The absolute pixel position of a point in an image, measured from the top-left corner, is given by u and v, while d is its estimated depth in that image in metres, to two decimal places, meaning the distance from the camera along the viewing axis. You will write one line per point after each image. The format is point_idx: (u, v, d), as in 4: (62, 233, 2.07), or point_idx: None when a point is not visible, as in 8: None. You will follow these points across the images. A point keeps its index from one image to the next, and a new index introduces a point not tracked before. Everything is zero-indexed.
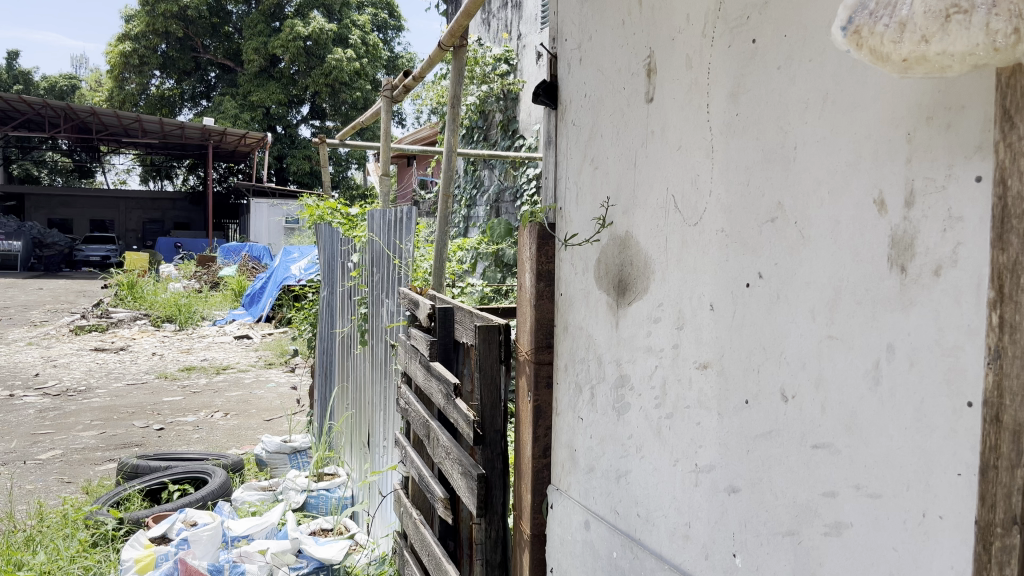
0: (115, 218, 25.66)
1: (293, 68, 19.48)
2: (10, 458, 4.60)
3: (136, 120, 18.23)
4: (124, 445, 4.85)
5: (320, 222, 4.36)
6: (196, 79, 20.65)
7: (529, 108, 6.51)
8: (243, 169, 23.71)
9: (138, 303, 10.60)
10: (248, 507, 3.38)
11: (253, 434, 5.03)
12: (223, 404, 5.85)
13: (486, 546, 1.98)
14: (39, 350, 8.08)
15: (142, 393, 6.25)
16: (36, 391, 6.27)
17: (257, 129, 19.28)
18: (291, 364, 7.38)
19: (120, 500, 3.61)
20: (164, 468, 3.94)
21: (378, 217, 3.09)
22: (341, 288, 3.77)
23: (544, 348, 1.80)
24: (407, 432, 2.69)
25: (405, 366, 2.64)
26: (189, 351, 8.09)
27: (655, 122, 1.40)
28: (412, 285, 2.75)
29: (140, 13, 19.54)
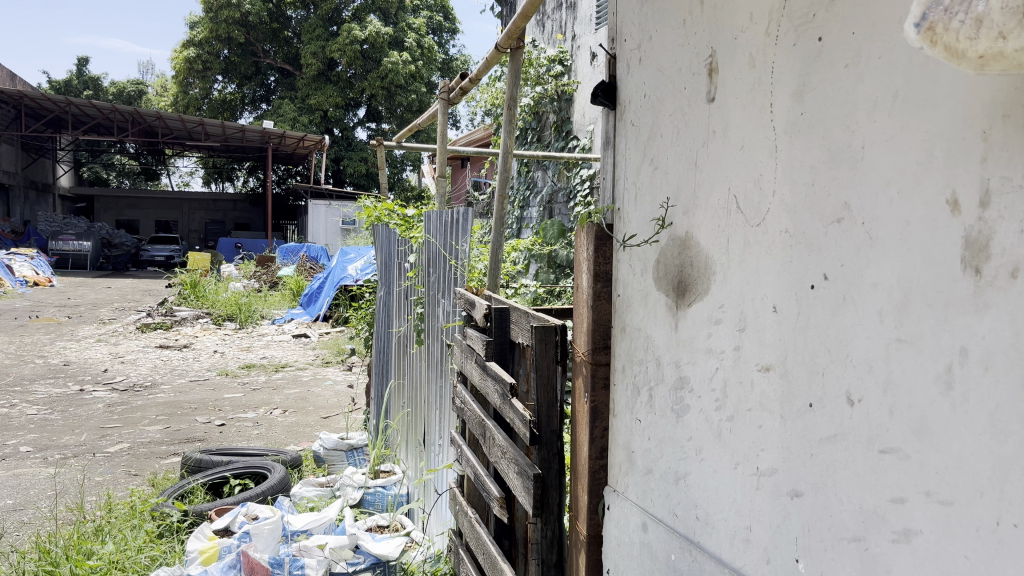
0: (179, 219, 26.68)
1: (349, 72, 19.79)
2: (81, 450, 4.78)
3: (200, 123, 18.76)
4: (187, 440, 4.99)
5: (377, 223, 4.40)
6: (257, 83, 21.10)
7: (584, 108, 6.50)
8: (301, 171, 24.17)
9: (201, 301, 10.89)
10: (306, 503, 3.43)
11: (310, 431, 5.12)
12: (282, 401, 5.98)
13: (542, 546, 1.99)
14: (108, 347, 8.38)
15: (204, 390, 6.42)
16: (105, 386, 6.49)
17: (314, 131, 19.68)
18: (348, 362, 7.49)
19: (184, 493, 3.72)
20: (226, 463, 4.04)
21: (435, 218, 3.12)
22: (398, 288, 3.81)
23: (600, 349, 1.80)
24: (463, 431, 2.71)
25: (461, 365, 2.66)
26: (249, 349, 8.27)
27: (716, 121, 1.39)
28: (468, 285, 2.77)
29: (203, 20, 20.04)
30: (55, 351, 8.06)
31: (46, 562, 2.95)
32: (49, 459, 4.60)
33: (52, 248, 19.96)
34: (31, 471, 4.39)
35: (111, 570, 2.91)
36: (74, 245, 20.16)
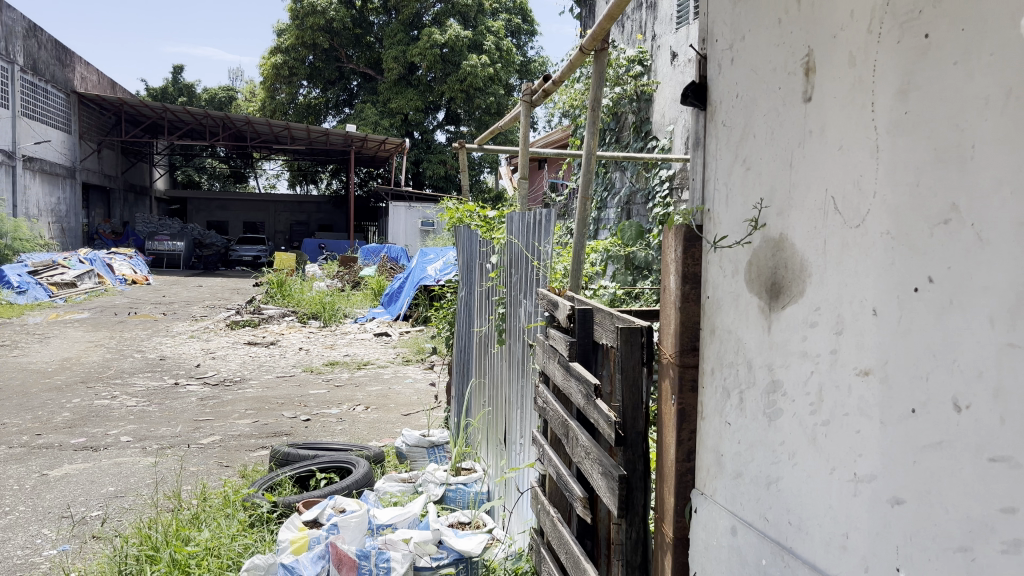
0: (266, 220, 27.66)
1: (429, 75, 20.08)
2: (177, 441, 5.00)
3: (286, 127, 19.36)
4: (274, 433, 5.17)
5: (459, 224, 4.45)
6: (340, 88, 21.66)
7: (665, 109, 6.45)
8: (382, 174, 24.69)
9: (287, 300, 11.22)
10: (388, 498, 3.49)
11: (392, 428, 5.23)
12: (364, 398, 6.13)
13: (626, 547, 1.99)
14: (201, 343, 8.73)
15: (290, 386, 6.63)
16: (197, 381, 6.77)
17: (395, 135, 20.08)
18: (428, 360, 7.61)
19: (272, 485, 3.85)
20: (313, 456, 4.16)
21: (517, 219, 3.15)
22: (480, 288, 3.84)
23: (688, 350, 1.79)
24: (544, 431, 2.73)
25: (543, 365, 2.68)
26: (333, 347, 8.50)
27: (814, 121, 1.37)
28: (550, 287, 2.79)
29: (290, 27, 20.63)
30: (152, 346, 8.46)
31: (148, 547, 3.11)
32: (147, 449, 4.83)
33: (148, 248, 20.93)
34: (132, 460, 4.62)
35: (207, 556, 3.04)
36: (169, 245, 21.09)
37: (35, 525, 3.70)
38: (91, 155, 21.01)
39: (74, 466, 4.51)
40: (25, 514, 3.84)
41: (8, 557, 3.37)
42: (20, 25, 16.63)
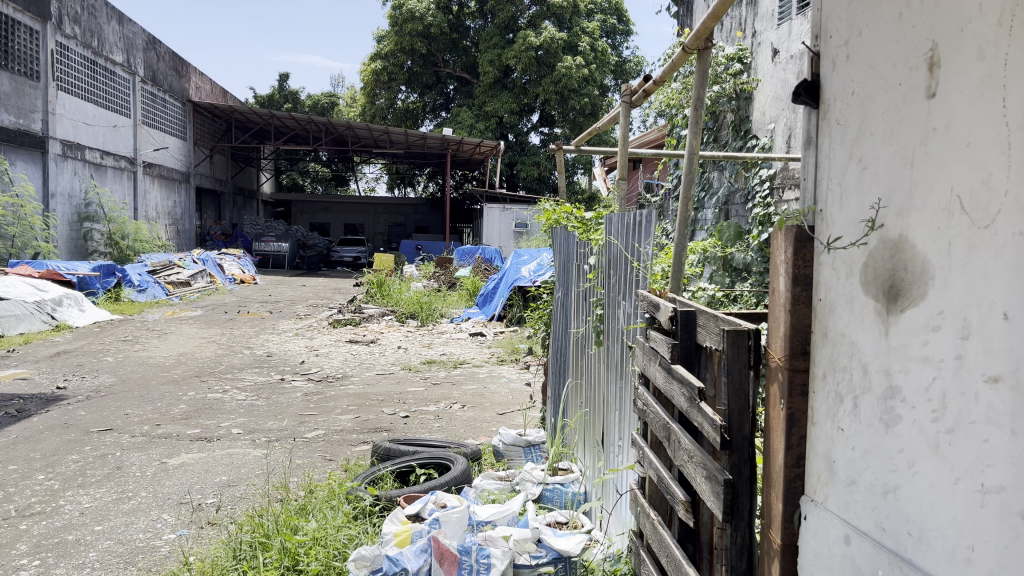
0: (365, 222, 28.58)
1: (524, 78, 20.20)
2: (284, 434, 5.21)
3: (385, 131, 19.86)
4: (376, 429, 5.32)
5: (557, 226, 4.46)
6: (437, 92, 22.03)
7: (765, 107, 6.32)
8: (477, 176, 25.01)
9: (385, 299, 11.50)
10: (488, 495, 3.51)
11: (488, 426, 5.30)
12: (460, 396, 6.23)
13: (732, 552, 1.97)
14: (305, 340, 9.06)
15: (389, 383, 6.80)
16: (302, 377, 7.03)
17: (491, 137, 20.30)
18: (522, 360, 7.67)
19: (374, 479, 3.97)
20: (413, 453, 4.26)
21: (617, 220, 3.14)
22: (578, 289, 3.84)
23: (799, 354, 1.75)
24: (644, 433, 2.71)
25: (643, 367, 2.66)
26: (430, 346, 8.67)
27: (937, 118, 1.32)
28: (651, 288, 2.77)
29: (390, 33, 21.09)
30: (260, 343, 8.83)
31: (261, 535, 3.26)
32: (257, 442, 5.05)
33: (255, 249, 21.92)
34: (242, 452, 4.83)
35: (315, 545, 3.16)
36: (274, 246, 21.97)
37: (157, 511, 3.93)
38: (205, 161, 22.13)
39: (190, 455, 4.76)
40: (147, 500, 4.08)
41: (132, 540, 3.59)
42: (140, 38, 17.65)
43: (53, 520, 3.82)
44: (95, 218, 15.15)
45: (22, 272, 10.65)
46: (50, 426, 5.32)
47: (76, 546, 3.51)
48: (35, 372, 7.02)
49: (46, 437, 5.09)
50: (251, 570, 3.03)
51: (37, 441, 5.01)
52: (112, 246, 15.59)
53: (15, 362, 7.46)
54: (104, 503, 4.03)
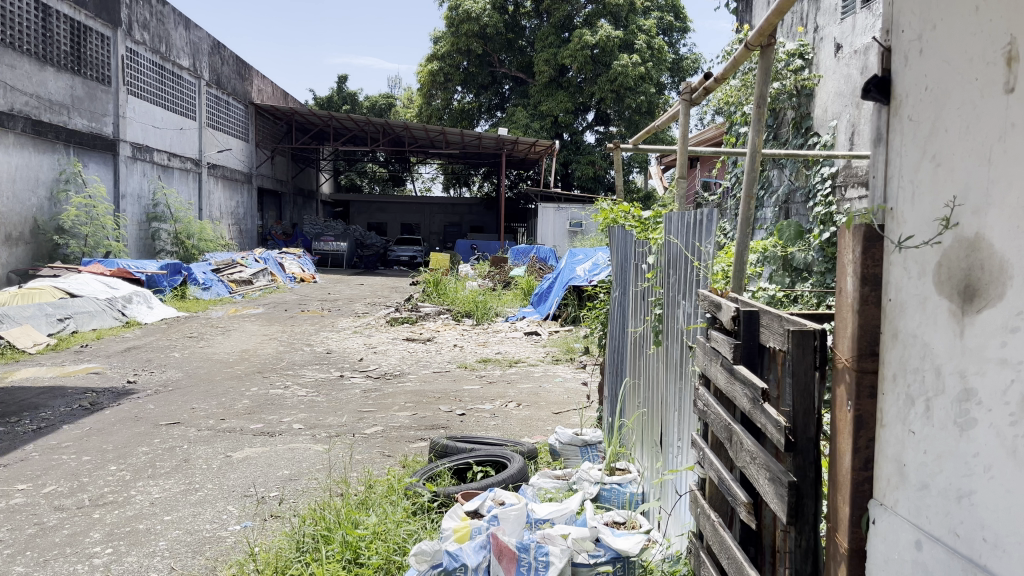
0: (421, 222, 28.84)
1: (580, 77, 20.14)
2: (344, 430, 5.30)
3: (442, 131, 20.03)
4: (433, 426, 5.38)
5: (614, 226, 4.45)
6: (492, 92, 22.19)
7: (826, 103, 6.19)
8: (532, 176, 25.05)
9: (441, 298, 11.60)
10: (544, 493, 3.51)
11: (544, 425, 5.31)
12: (516, 395, 6.25)
13: (796, 555, 1.94)
14: (363, 338, 9.21)
15: (445, 381, 6.87)
16: (361, 373, 7.15)
17: (546, 136, 20.34)
18: (577, 360, 7.67)
19: (433, 475, 4.01)
20: (470, 450, 4.30)
21: (677, 219, 3.12)
22: (635, 289, 3.82)
23: (867, 355, 1.71)
24: (704, 433, 2.69)
25: (704, 368, 2.64)
26: (485, 344, 8.73)
27: (1016, 116, 1.29)
28: (712, 288, 2.74)
29: (446, 34, 21.25)
30: (320, 340, 9.00)
31: (323, 527, 3.33)
32: (318, 437, 5.15)
33: (315, 248, 22.35)
34: (304, 446, 4.94)
35: (376, 539, 3.22)
36: (333, 246, 22.37)
37: (223, 502, 4.04)
38: (266, 162, 22.67)
39: (254, 449, 4.88)
40: (214, 491, 4.20)
41: (200, 530, 3.70)
42: (205, 43, 18.17)
43: (125, 510, 3.96)
44: (163, 218, 15.63)
45: (94, 270, 11.07)
46: (122, 419, 5.52)
47: (147, 535, 3.64)
48: (107, 366, 7.28)
49: (118, 429, 5.28)
50: (315, 561, 3.10)
51: (110, 433, 5.20)
52: (178, 246, 16.04)
53: (88, 356, 7.76)
54: (174, 493, 4.17)
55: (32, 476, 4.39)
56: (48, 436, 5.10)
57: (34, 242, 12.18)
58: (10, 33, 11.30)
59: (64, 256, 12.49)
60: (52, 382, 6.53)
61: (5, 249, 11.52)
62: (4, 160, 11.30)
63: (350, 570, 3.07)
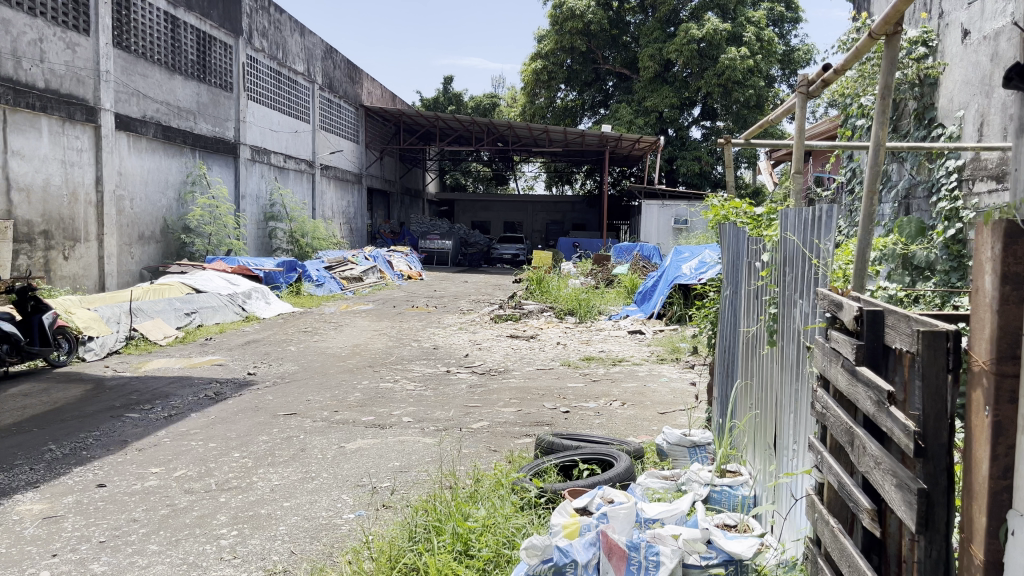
0: (524, 220, 29.02)
1: (686, 71, 19.77)
2: (450, 424, 5.42)
3: (545, 130, 20.06)
4: (538, 423, 5.42)
5: (724, 222, 4.36)
6: (596, 89, 22.10)
7: (952, 93, 5.87)
8: (635, 173, 24.82)
9: (544, 295, 11.65)
10: (653, 492, 3.47)
11: (650, 424, 5.27)
12: (621, 394, 6.22)
13: (925, 566, 1.85)
14: (468, 334, 9.36)
15: (550, 378, 6.90)
16: (466, 369, 7.28)
17: (650, 133, 20.13)
18: (683, 359, 7.54)
19: (539, 472, 4.04)
20: (576, 447, 4.32)
21: (795, 215, 3.03)
22: (748, 288, 3.73)
23: (1008, 359, 1.62)
24: (822, 437, 2.61)
25: (822, 369, 2.56)
26: (589, 343, 8.71)
27: None
28: (832, 286, 2.65)
29: (550, 32, 21.29)
30: (426, 336, 9.21)
31: (435, 518, 3.41)
32: (426, 430, 5.28)
33: (421, 246, 22.86)
34: (413, 439, 5.07)
35: (486, 532, 3.29)
36: (438, 244, 22.82)
37: (338, 491, 4.20)
38: (375, 163, 23.39)
39: (366, 440, 5.05)
40: (329, 480, 4.37)
41: (316, 516, 3.86)
42: (319, 48, 18.92)
43: (248, 495, 4.17)
44: (279, 218, 16.32)
45: (217, 267, 11.68)
46: (244, 408, 5.82)
47: (268, 520, 3.83)
48: (229, 358, 7.68)
49: (240, 419, 5.57)
50: (427, 551, 3.18)
51: (233, 421, 5.49)
52: (293, 245, 16.68)
53: (212, 349, 8.20)
54: (292, 481, 4.36)
55: (165, 460, 4.68)
56: (179, 423, 5.43)
57: (164, 240, 12.93)
58: (142, 44, 12.06)
59: (190, 254, 13.22)
60: (181, 373, 6.94)
61: (138, 248, 12.28)
62: (138, 163, 12.07)
63: (461, 561, 3.14)
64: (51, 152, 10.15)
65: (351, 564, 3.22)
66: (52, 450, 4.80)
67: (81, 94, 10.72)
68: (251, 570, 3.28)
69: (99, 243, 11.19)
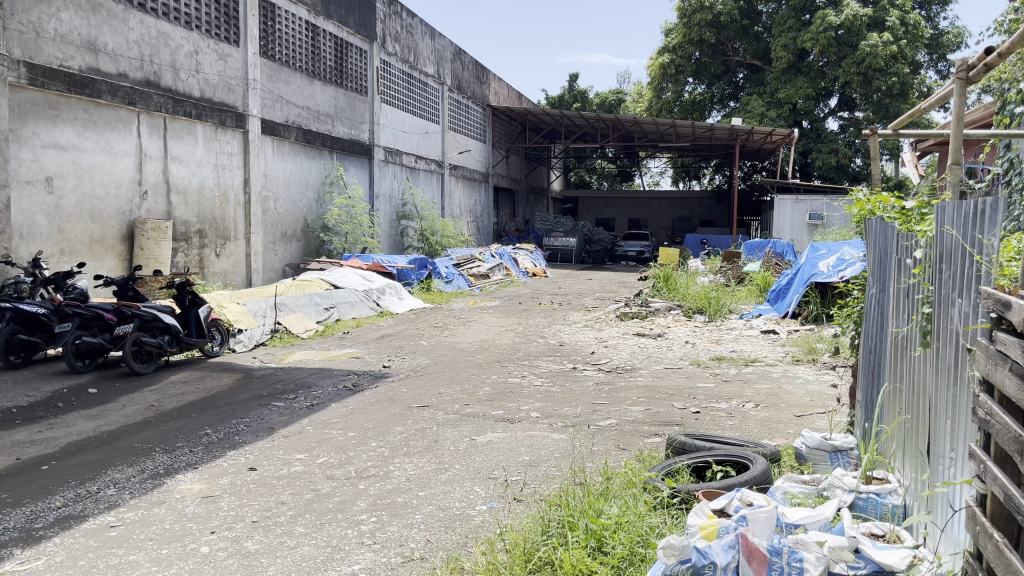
0: (650, 217, 28.64)
1: (822, 60, 18.94)
2: (578, 421, 5.43)
3: (672, 125, 19.72)
4: (667, 422, 5.35)
5: (869, 218, 4.15)
6: (725, 82, 21.58)
7: None
8: (767, 167, 24.01)
9: (672, 294, 11.45)
10: (792, 497, 3.35)
11: (785, 427, 5.09)
12: (753, 395, 6.04)
13: None
14: (594, 332, 9.33)
15: (679, 377, 6.78)
16: (593, 367, 7.26)
17: (783, 126, 19.42)
18: (821, 362, 7.23)
19: (671, 471, 3.98)
20: (709, 449, 4.23)
21: (954, 209, 2.84)
22: (899, 286, 3.54)
23: None
24: (986, 446, 2.43)
25: (986, 372, 2.39)
26: (719, 342, 8.49)
27: None
28: (998, 285, 2.47)
29: (678, 25, 20.91)
30: (553, 333, 9.25)
31: (567, 514, 3.43)
32: (555, 426, 5.31)
33: (545, 244, 22.98)
34: (542, 435, 5.11)
35: (619, 529, 3.28)
36: (563, 241, 22.84)
37: (469, 483, 4.28)
38: (501, 162, 23.72)
39: (496, 434, 5.13)
40: (461, 472, 4.47)
41: (450, 507, 3.96)
42: (448, 51, 19.41)
43: (385, 483, 4.33)
44: (410, 217, 16.85)
45: (353, 264, 12.18)
46: (379, 400, 6.04)
47: (405, 508, 3.95)
48: (365, 352, 8.00)
49: (376, 409, 5.78)
50: (561, 546, 3.20)
51: (369, 412, 5.71)
52: (424, 243, 17.16)
53: (349, 342, 8.57)
54: (427, 471, 4.49)
55: (308, 447, 4.93)
56: (320, 412, 5.70)
57: (305, 239, 13.58)
58: (286, 53, 12.73)
59: (329, 252, 13.85)
60: (320, 364, 7.30)
61: (282, 246, 12.97)
62: (281, 167, 12.73)
63: (594, 558, 3.14)
64: (205, 156, 10.88)
65: (486, 554, 3.29)
66: (208, 435, 5.15)
67: (232, 102, 11.42)
68: (390, 556, 3.40)
69: (246, 241, 11.90)
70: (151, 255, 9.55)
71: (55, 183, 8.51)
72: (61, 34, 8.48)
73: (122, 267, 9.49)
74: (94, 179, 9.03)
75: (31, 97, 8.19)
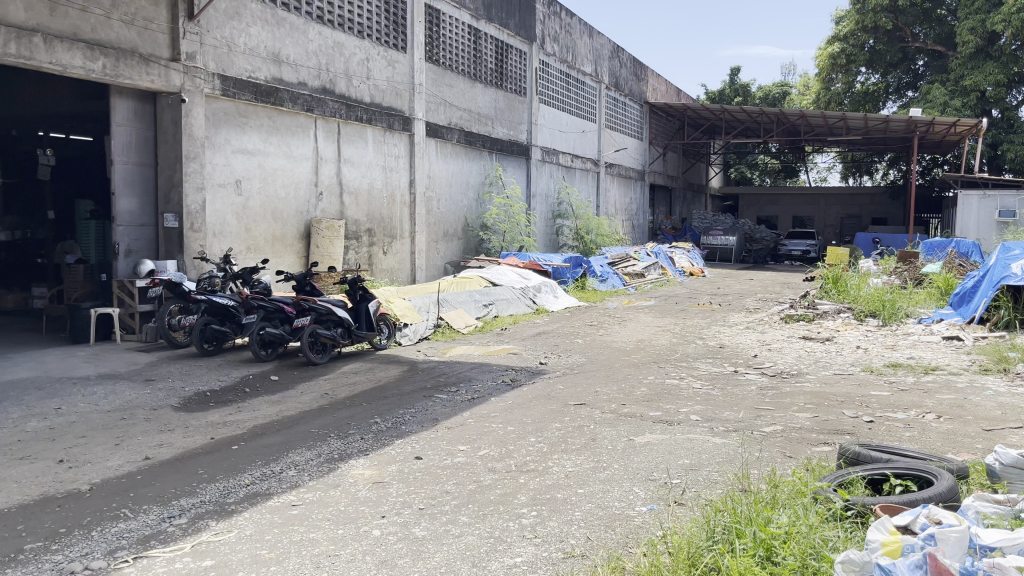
0: (815, 215, 27.29)
1: (1016, 43, 17.33)
2: (741, 426, 5.26)
3: (842, 118, 18.71)
4: (837, 431, 5.07)
5: None
6: (903, 70, 20.19)
7: None
8: (949, 160, 22.24)
9: (842, 295, 10.86)
10: (985, 516, 3.08)
11: (972, 442, 4.70)
12: (934, 406, 5.61)
13: None
14: (757, 334, 9.02)
15: (850, 384, 6.42)
16: (756, 370, 7.03)
17: (969, 115, 17.96)
18: (1014, 372, 6.62)
19: (844, 482, 3.78)
20: (887, 461, 3.98)
21: None
22: None
23: None
24: None
25: None
26: (895, 348, 7.96)
27: None
28: None
29: (850, 13, 19.83)
30: (713, 334, 9.01)
31: (734, 520, 3.33)
32: (716, 430, 5.18)
33: (703, 243, 22.42)
34: (702, 438, 5.00)
35: (791, 539, 3.14)
36: (721, 240, 22.19)
37: (629, 483, 4.25)
38: (658, 159, 23.40)
39: (655, 436, 5.07)
40: (620, 472, 4.45)
41: (610, 506, 3.95)
42: (606, 49, 19.39)
43: (545, 478, 4.39)
44: (566, 215, 16.98)
45: (511, 262, 12.41)
46: (537, 396, 6.12)
47: (564, 504, 3.99)
48: (522, 348, 8.13)
49: (535, 405, 5.87)
50: (728, 554, 3.12)
51: (528, 408, 5.80)
52: (578, 241, 17.21)
53: (507, 338, 8.74)
54: (585, 469, 4.51)
55: (471, 439, 5.08)
56: (480, 406, 5.85)
57: (465, 238, 13.97)
58: (449, 57, 13.16)
59: (487, 250, 14.19)
60: (480, 359, 7.50)
61: (444, 244, 13.41)
62: (444, 167, 13.18)
63: (764, 567, 3.05)
64: (374, 159, 11.43)
65: (648, 555, 3.26)
66: (377, 423, 5.41)
67: (400, 106, 11.93)
68: (552, 551, 3.44)
69: (411, 239, 12.39)
70: (325, 252, 10.16)
71: (243, 185, 9.23)
72: (250, 47, 9.17)
73: (300, 263, 10.13)
74: (276, 181, 9.71)
75: (223, 107, 8.92)
